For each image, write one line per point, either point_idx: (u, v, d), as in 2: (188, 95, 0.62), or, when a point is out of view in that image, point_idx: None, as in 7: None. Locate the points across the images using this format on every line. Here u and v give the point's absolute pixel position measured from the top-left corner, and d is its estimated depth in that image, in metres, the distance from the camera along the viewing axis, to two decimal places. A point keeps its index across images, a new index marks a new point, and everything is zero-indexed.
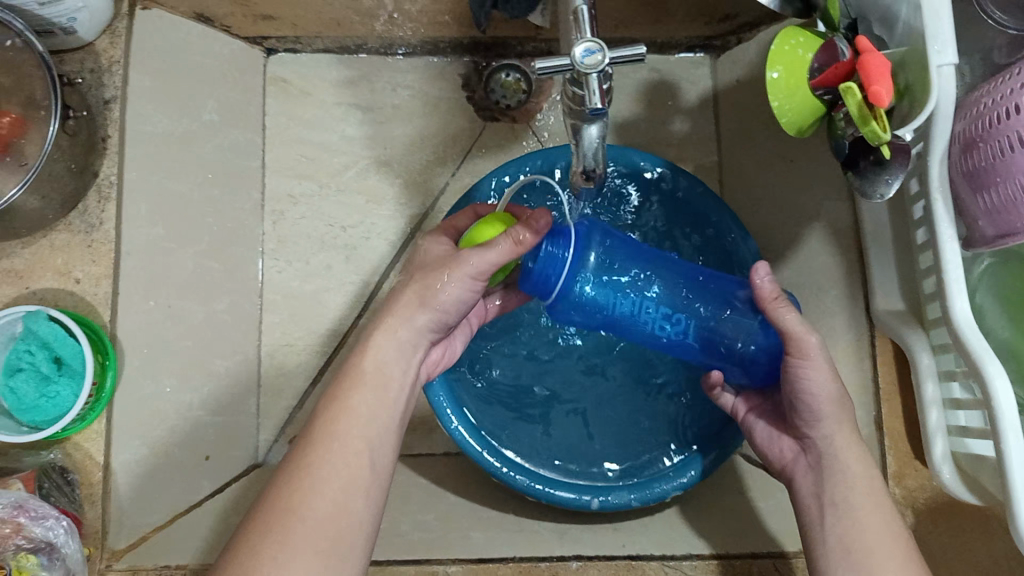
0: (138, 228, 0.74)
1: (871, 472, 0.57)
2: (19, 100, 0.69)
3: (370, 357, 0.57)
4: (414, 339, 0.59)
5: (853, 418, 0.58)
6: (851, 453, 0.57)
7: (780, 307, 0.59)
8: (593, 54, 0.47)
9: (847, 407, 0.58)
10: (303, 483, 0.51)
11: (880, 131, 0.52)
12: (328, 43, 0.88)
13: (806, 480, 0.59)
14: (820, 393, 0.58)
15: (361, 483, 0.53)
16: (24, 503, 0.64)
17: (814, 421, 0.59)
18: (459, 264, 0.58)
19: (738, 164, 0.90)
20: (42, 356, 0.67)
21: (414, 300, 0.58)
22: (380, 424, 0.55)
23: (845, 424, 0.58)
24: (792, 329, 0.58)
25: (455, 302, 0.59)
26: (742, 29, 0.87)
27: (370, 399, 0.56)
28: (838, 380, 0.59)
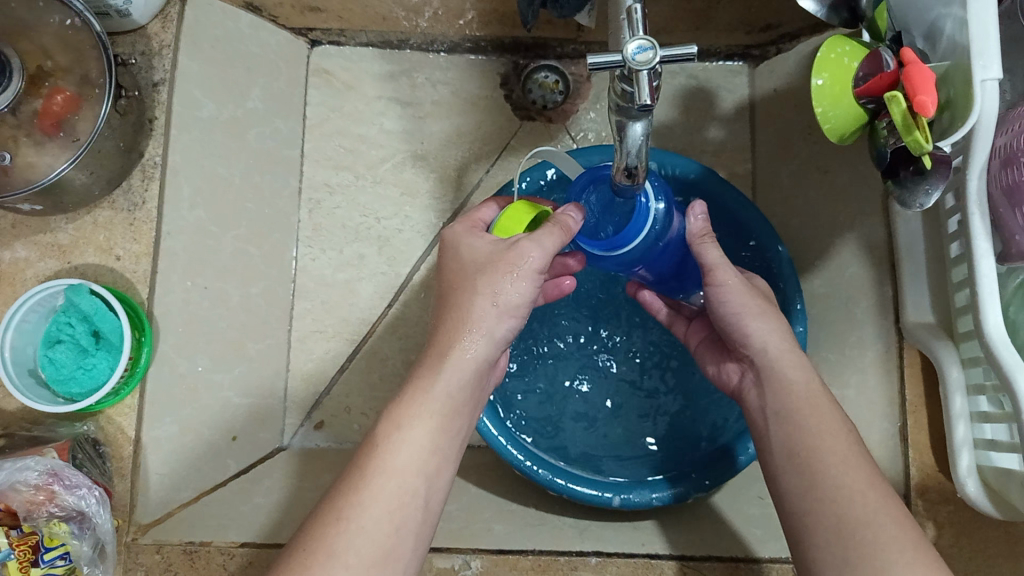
0: (182, 210, 0.75)
1: (811, 383, 0.58)
2: (75, 78, 0.70)
3: (440, 380, 0.56)
4: (490, 354, 0.58)
5: (778, 329, 0.62)
6: (788, 362, 0.60)
7: (705, 238, 0.63)
8: (645, 52, 0.47)
9: (763, 317, 0.62)
10: (357, 498, 0.52)
11: (923, 140, 0.53)
12: (372, 37, 0.90)
13: (753, 397, 0.62)
14: (739, 309, 0.62)
15: (409, 509, 0.53)
16: (58, 470, 0.64)
17: (743, 339, 0.62)
18: (520, 259, 0.56)
19: (771, 174, 0.90)
20: (82, 329, 0.69)
21: (486, 308, 0.57)
22: (439, 441, 0.56)
23: (774, 335, 0.61)
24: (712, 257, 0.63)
25: (525, 302, 0.58)
26: (783, 39, 0.88)
27: (435, 419, 0.56)
28: (756, 296, 0.63)
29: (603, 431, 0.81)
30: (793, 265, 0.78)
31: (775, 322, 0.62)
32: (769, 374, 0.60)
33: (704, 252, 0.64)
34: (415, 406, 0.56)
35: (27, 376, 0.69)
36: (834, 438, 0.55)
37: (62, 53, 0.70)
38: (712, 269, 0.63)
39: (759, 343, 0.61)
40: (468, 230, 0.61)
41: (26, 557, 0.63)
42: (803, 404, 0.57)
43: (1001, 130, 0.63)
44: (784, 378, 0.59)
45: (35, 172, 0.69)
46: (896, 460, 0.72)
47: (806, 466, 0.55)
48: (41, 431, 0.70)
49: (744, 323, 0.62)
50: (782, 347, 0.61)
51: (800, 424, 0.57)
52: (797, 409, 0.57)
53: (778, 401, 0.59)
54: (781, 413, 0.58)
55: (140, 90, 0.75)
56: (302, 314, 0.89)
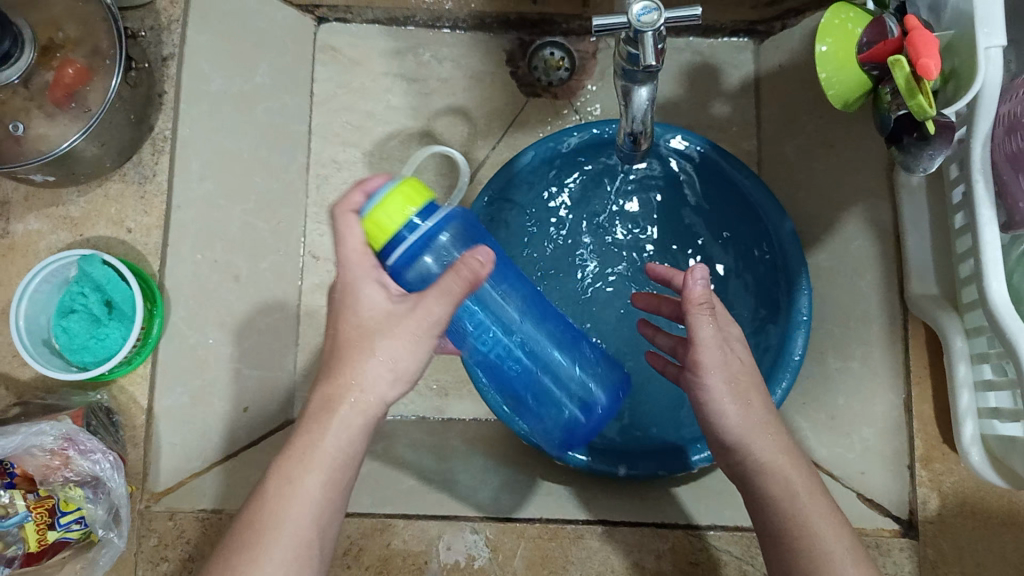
0: (192, 183, 0.76)
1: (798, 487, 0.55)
2: (86, 50, 0.71)
3: (331, 433, 0.52)
4: (384, 409, 0.54)
5: (766, 428, 0.57)
6: (769, 475, 0.56)
7: (700, 313, 0.57)
8: (650, 13, 0.48)
9: (752, 425, 0.57)
10: (254, 555, 0.49)
11: (926, 106, 0.54)
12: (379, 13, 0.90)
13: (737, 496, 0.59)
14: (727, 411, 0.57)
15: (308, 566, 0.51)
16: (72, 436, 0.66)
17: (728, 449, 0.58)
18: (425, 320, 0.52)
19: (777, 148, 0.91)
20: (95, 299, 0.70)
21: (380, 373, 0.52)
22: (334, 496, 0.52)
23: (762, 445, 0.56)
24: (700, 338, 0.57)
25: (420, 366, 0.53)
26: (788, 14, 0.88)
27: (329, 469, 0.52)
28: (740, 398, 0.57)
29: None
30: (797, 241, 0.78)
31: (760, 422, 0.57)
32: (755, 488, 0.56)
33: (698, 324, 0.57)
34: (302, 465, 0.52)
35: (41, 345, 0.70)
36: (838, 556, 0.52)
37: (74, 26, 0.71)
38: (699, 347, 0.57)
39: (744, 457, 0.57)
40: (365, 275, 0.53)
41: (43, 519, 0.63)
42: (809, 522, 0.54)
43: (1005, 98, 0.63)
44: (769, 500, 0.55)
45: (48, 142, 0.69)
46: (901, 432, 0.73)
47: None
48: (55, 400, 0.71)
49: (724, 434, 0.57)
50: (771, 459, 0.56)
51: (795, 554, 0.53)
52: (798, 534, 0.54)
53: (766, 520, 0.56)
54: (778, 537, 0.55)
55: (148, 62, 0.76)
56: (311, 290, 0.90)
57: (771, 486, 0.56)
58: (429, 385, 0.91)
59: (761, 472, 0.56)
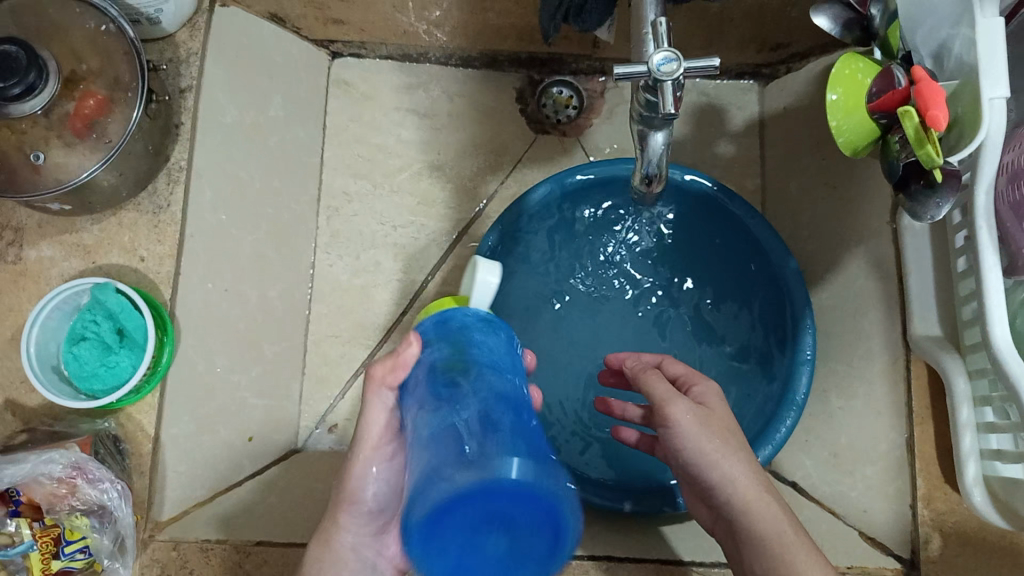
0: (205, 212, 0.77)
1: (782, 526, 0.55)
2: (107, 82, 0.72)
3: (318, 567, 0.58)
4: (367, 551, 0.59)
5: (745, 468, 0.57)
6: (758, 514, 0.55)
7: (650, 372, 0.62)
8: (670, 63, 0.50)
9: (730, 459, 0.57)
10: None
11: (934, 154, 0.55)
12: (392, 50, 0.92)
13: (730, 546, 0.58)
14: (706, 451, 0.57)
15: None
16: (82, 465, 0.65)
17: (712, 491, 0.57)
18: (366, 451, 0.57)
19: (780, 188, 0.92)
20: (107, 326, 0.70)
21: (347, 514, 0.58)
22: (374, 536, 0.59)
23: (744, 480, 0.56)
24: (658, 395, 0.59)
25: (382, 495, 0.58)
26: (793, 58, 0.90)
27: None
28: (715, 436, 0.57)
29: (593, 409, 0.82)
30: (802, 280, 0.79)
31: (741, 461, 0.57)
32: (741, 529, 0.56)
33: (653, 386, 0.60)
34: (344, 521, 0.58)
35: (50, 372, 0.70)
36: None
37: (94, 57, 0.72)
38: (663, 403, 0.58)
39: (726, 494, 0.56)
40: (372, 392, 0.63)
41: (47, 549, 0.64)
42: (793, 563, 0.53)
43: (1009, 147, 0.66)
44: (756, 535, 0.55)
45: (65, 172, 0.70)
46: (903, 471, 0.73)
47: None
48: (62, 427, 0.71)
49: (706, 474, 0.57)
50: (754, 495, 0.56)
51: None
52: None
53: (754, 561, 0.55)
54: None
55: (167, 95, 0.77)
56: (318, 320, 0.90)
57: (753, 524, 0.55)
58: None
59: (743, 510, 0.56)
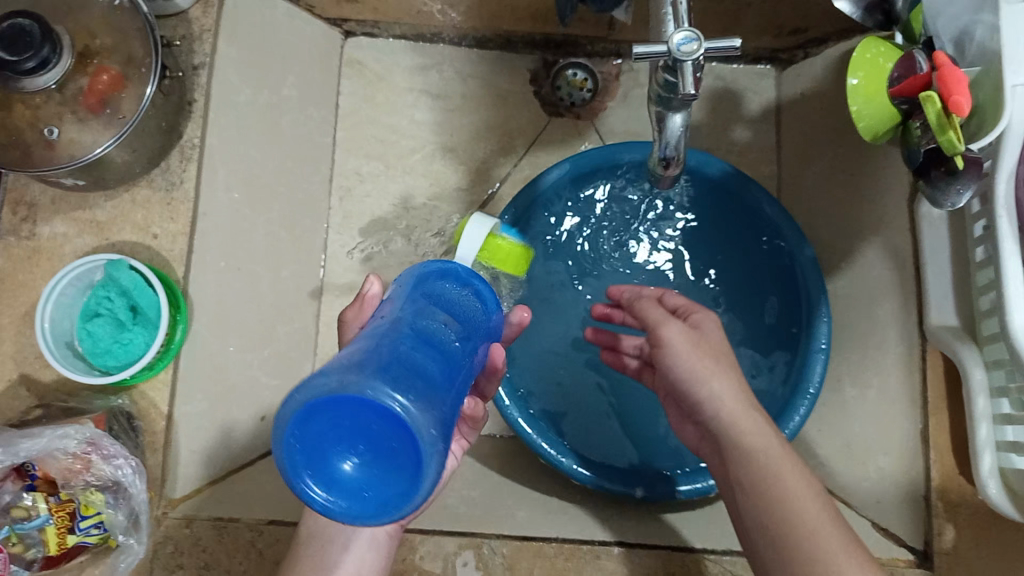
0: (218, 191, 0.76)
1: (771, 438, 0.56)
2: (120, 58, 0.71)
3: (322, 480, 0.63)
4: None
5: (735, 389, 0.58)
6: (745, 427, 0.56)
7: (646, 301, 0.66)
8: (690, 43, 0.49)
9: (719, 376, 0.58)
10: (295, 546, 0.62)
11: (956, 141, 0.55)
12: (406, 30, 0.91)
13: (714, 462, 0.59)
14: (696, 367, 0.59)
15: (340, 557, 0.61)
16: (96, 440, 0.65)
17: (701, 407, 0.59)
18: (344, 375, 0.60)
19: (796, 175, 0.92)
20: (121, 303, 0.70)
21: None
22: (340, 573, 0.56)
23: (730, 394, 0.58)
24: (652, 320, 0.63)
25: None
26: (811, 43, 0.89)
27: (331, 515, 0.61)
28: (705, 355, 0.59)
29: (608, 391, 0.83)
30: (818, 266, 0.78)
31: (730, 382, 0.58)
32: (729, 442, 0.56)
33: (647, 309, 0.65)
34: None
35: (65, 347, 0.70)
36: (815, 511, 0.52)
37: (107, 34, 0.71)
38: (657, 327, 0.62)
39: (715, 411, 0.57)
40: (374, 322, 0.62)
41: (63, 523, 0.64)
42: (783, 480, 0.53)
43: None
44: (748, 448, 0.55)
45: (80, 148, 0.70)
46: (917, 461, 0.73)
47: (785, 548, 0.51)
48: (76, 403, 0.71)
49: (695, 390, 0.58)
50: (739, 410, 0.57)
51: (769, 508, 0.53)
52: (773, 491, 0.53)
53: (739, 472, 0.55)
54: (752, 490, 0.54)
55: (181, 71, 0.77)
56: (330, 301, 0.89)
57: (742, 439, 0.56)
58: None
59: (732, 424, 0.56)
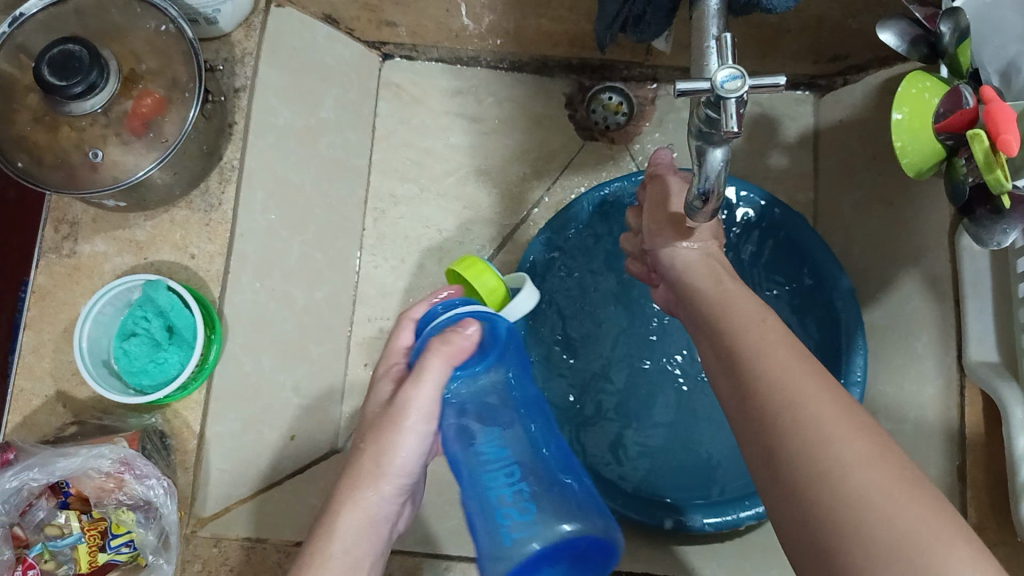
0: (255, 212, 0.77)
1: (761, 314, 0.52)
2: (164, 81, 0.72)
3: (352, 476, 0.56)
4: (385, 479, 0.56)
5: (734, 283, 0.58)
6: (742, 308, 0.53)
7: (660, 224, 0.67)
8: (734, 80, 0.48)
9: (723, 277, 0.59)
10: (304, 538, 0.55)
11: (1003, 180, 0.53)
12: (443, 52, 0.92)
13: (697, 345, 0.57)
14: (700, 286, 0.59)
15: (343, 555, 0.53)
16: (129, 460, 0.66)
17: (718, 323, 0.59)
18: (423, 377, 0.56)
19: (833, 203, 0.90)
20: (156, 324, 0.71)
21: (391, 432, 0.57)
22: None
23: (734, 290, 0.57)
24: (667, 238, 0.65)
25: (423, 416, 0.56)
26: (850, 70, 0.88)
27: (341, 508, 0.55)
28: (710, 266, 0.61)
29: (637, 425, 0.82)
30: (855, 299, 0.77)
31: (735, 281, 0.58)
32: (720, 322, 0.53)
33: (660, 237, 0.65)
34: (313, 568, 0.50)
35: (101, 366, 0.71)
36: (842, 440, 0.40)
37: (152, 57, 0.73)
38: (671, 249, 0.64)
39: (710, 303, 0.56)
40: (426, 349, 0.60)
41: (94, 542, 0.65)
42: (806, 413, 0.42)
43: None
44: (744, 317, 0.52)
45: (122, 171, 0.71)
46: (953, 499, 0.71)
47: (793, 489, 0.41)
48: (111, 421, 0.72)
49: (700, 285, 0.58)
50: (737, 294, 0.56)
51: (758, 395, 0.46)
52: (781, 409, 0.43)
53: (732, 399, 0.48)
54: (754, 416, 0.45)
55: (223, 95, 0.78)
56: (363, 321, 0.89)
57: (762, 365, 0.46)
58: None
59: (759, 353, 0.48)
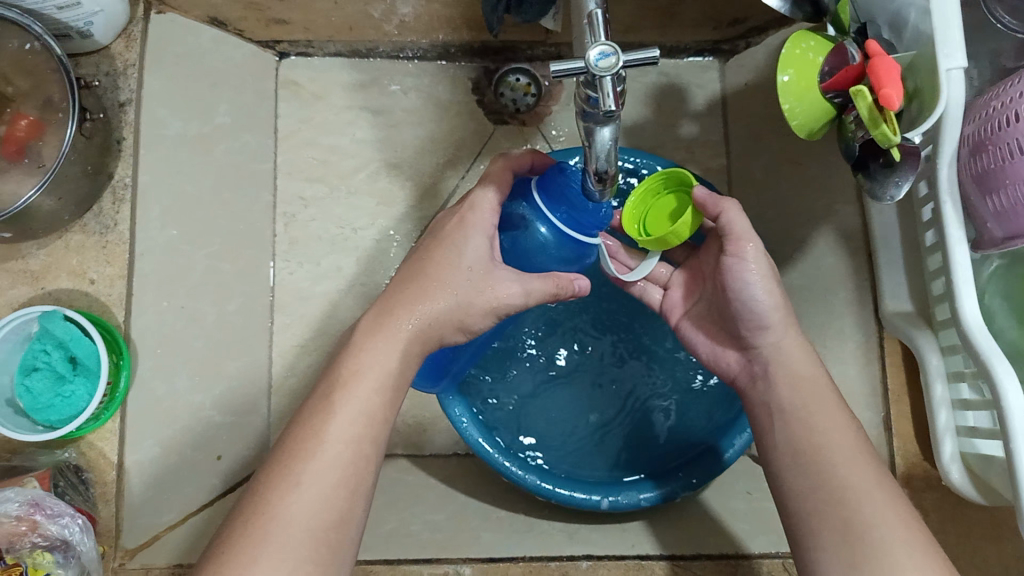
0: (153, 230, 0.76)
1: (818, 376, 0.58)
2: (37, 103, 0.72)
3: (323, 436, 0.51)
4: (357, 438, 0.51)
5: (783, 314, 0.60)
6: (795, 357, 0.59)
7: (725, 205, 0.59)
8: (607, 57, 0.47)
9: (778, 304, 0.60)
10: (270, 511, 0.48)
11: (890, 133, 0.53)
12: (340, 47, 0.89)
13: (756, 389, 0.61)
14: (757, 290, 0.59)
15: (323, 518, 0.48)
16: (39, 500, 0.65)
17: (758, 330, 0.60)
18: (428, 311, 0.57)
19: (744, 169, 0.91)
20: (58, 355, 0.69)
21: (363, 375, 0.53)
22: (345, 485, 0.50)
23: (781, 324, 0.59)
24: (738, 229, 0.59)
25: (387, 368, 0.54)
26: (751, 33, 0.88)
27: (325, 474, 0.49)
28: (774, 285, 0.60)
29: (586, 424, 0.80)
30: None
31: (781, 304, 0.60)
32: (777, 365, 0.59)
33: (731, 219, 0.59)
34: (304, 457, 0.50)
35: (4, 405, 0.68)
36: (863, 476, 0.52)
37: (21, 78, 0.72)
38: (740, 239, 0.59)
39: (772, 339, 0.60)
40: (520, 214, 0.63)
41: None
42: (849, 482, 0.52)
43: (998, 96, 0.58)
44: (788, 366, 0.59)
45: (3, 199, 0.71)
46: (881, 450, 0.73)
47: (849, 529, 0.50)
48: (20, 460, 0.71)
49: (755, 315, 0.60)
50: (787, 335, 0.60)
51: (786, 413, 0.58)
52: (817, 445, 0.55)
53: (783, 442, 0.57)
54: (799, 451, 0.55)
55: (105, 111, 0.77)
56: (281, 329, 0.87)
57: (788, 378, 0.59)
58: (404, 420, 0.88)
59: (808, 411, 0.56)
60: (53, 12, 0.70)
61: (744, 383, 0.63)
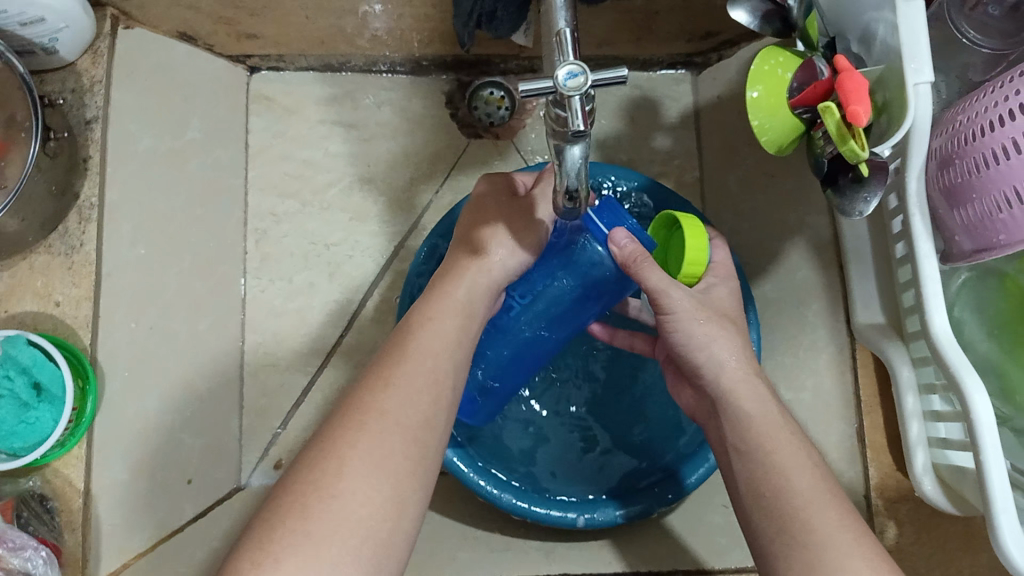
0: (123, 249, 0.75)
1: (770, 412, 0.56)
2: (3, 122, 0.71)
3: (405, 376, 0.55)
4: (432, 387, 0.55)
5: (736, 354, 0.59)
6: (746, 391, 0.58)
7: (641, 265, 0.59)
8: (575, 77, 0.46)
9: (720, 338, 0.60)
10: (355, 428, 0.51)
11: (858, 149, 0.53)
12: (312, 60, 0.88)
13: (713, 428, 0.60)
14: (700, 331, 0.60)
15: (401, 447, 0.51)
16: (3, 533, 0.64)
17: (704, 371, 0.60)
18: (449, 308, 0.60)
19: (716, 182, 0.91)
20: (21, 382, 0.67)
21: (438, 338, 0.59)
22: (424, 423, 0.53)
23: (733, 360, 0.59)
24: (656, 284, 0.59)
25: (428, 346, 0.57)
26: (723, 45, 0.88)
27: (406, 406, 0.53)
28: (709, 319, 0.60)
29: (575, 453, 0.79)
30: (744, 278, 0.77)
31: (733, 347, 0.60)
32: (728, 405, 0.58)
33: (645, 275, 0.59)
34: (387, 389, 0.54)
35: None
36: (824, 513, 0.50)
37: None
38: (657, 293, 0.59)
39: (717, 374, 0.59)
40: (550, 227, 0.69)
41: None
42: (811, 524, 0.50)
43: (963, 111, 0.59)
44: (744, 411, 0.57)
45: None
46: (854, 463, 0.73)
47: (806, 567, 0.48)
48: None
49: (697, 356, 0.60)
50: (741, 374, 0.59)
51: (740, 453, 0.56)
52: (777, 481, 0.53)
53: (742, 485, 0.55)
54: (757, 491, 0.53)
55: (72, 129, 0.75)
56: None
57: (737, 414, 0.57)
58: None
59: (765, 447, 0.55)
60: (16, 28, 0.69)
61: (702, 420, 0.63)
